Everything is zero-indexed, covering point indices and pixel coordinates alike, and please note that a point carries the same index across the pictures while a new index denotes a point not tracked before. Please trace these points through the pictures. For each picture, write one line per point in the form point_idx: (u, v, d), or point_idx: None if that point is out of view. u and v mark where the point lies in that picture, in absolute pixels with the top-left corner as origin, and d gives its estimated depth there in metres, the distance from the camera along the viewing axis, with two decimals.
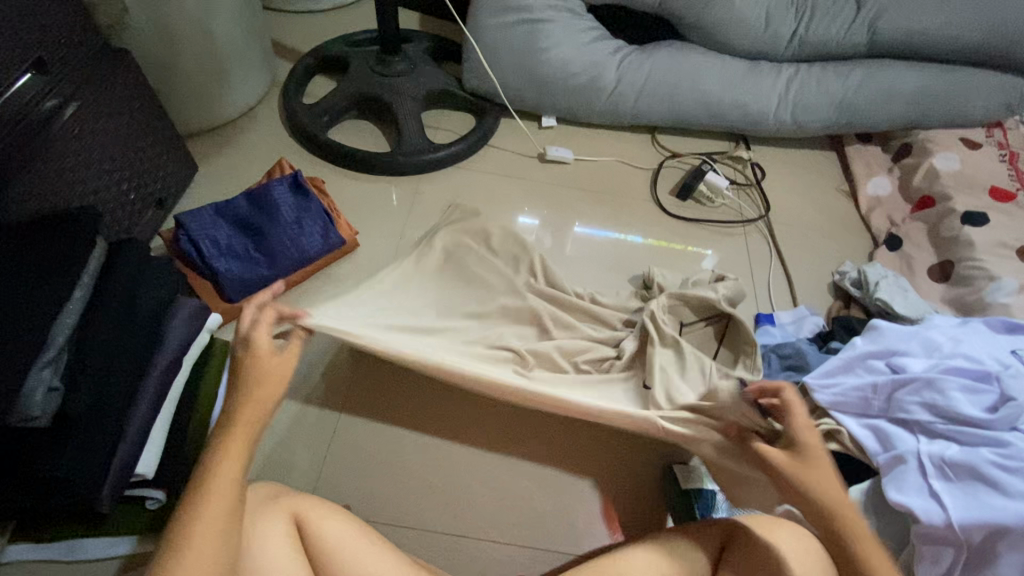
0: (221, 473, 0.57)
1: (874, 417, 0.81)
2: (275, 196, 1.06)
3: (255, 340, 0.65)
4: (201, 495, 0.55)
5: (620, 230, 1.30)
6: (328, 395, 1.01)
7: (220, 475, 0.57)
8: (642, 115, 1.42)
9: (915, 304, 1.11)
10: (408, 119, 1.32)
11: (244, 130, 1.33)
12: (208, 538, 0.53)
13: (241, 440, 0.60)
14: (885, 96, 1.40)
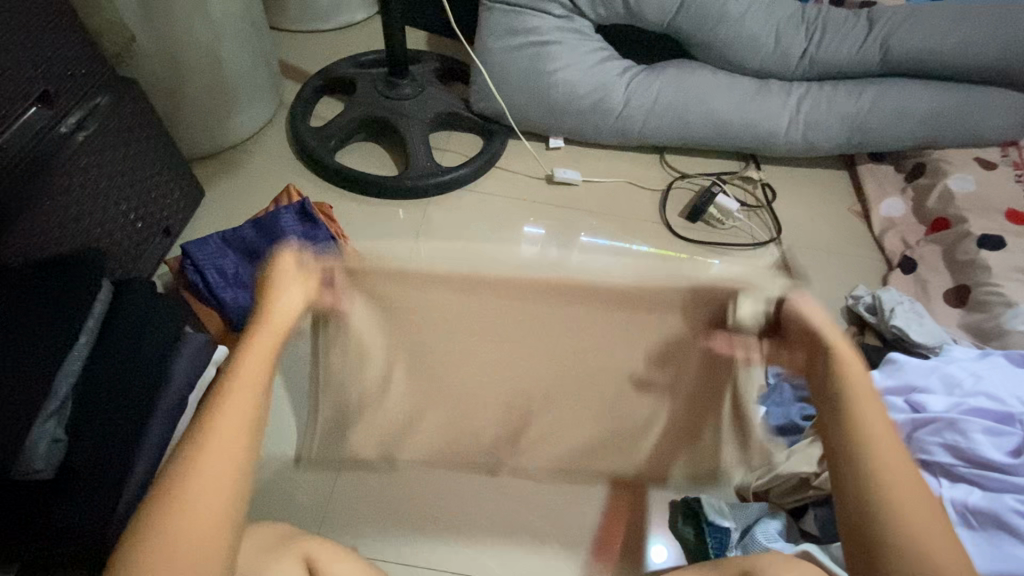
0: (216, 426, 0.51)
1: None
2: (282, 224, 1.05)
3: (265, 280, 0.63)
4: (197, 446, 0.50)
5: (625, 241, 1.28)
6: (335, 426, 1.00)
7: (215, 428, 0.51)
8: (651, 136, 1.41)
9: (931, 331, 1.09)
10: (415, 141, 1.32)
11: (251, 153, 1.33)
12: (208, 495, 0.49)
13: (242, 385, 0.54)
14: (899, 116, 1.38)
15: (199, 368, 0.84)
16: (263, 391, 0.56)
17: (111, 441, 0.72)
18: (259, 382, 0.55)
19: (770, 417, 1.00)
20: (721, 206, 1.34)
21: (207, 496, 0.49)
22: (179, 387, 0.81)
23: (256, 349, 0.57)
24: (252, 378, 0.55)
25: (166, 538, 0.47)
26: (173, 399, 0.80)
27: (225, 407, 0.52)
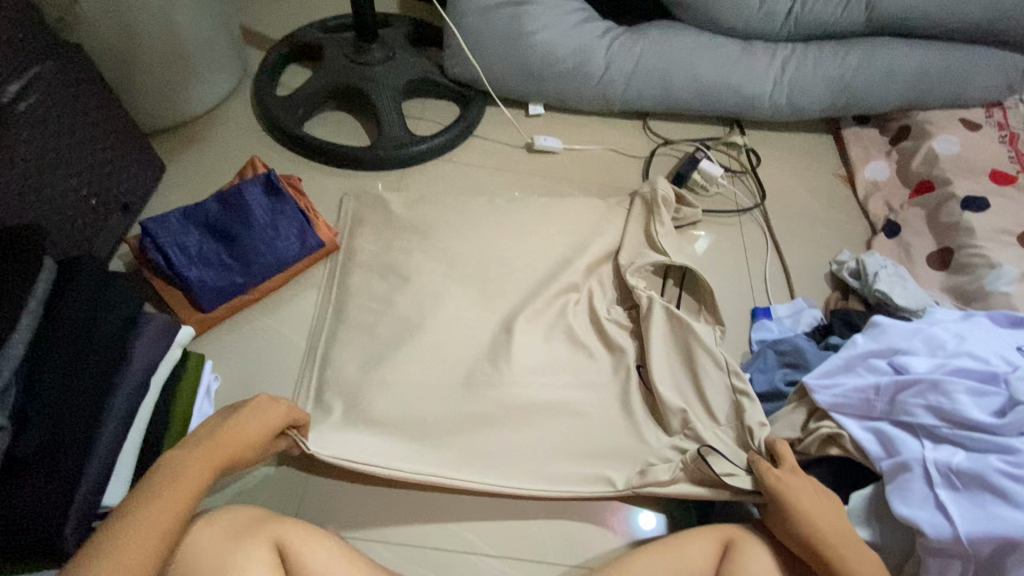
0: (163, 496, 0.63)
1: (877, 420, 0.79)
2: (247, 198, 1.00)
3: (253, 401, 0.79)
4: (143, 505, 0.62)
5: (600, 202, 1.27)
6: None
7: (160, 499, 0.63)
8: (633, 102, 1.37)
9: (914, 294, 1.09)
10: (389, 110, 1.26)
11: (213, 126, 1.26)
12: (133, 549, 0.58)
13: (201, 464, 0.68)
14: (885, 76, 1.35)
15: (161, 352, 0.81)
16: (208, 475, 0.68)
17: (66, 427, 0.68)
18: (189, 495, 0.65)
19: (754, 383, 0.98)
20: (705, 172, 1.30)
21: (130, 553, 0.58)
22: (140, 367, 0.78)
23: (196, 466, 0.67)
24: (208, 462, 0.69)
25: None
26: (132, 382, 0.77)
27: (152, 510, 0.61)
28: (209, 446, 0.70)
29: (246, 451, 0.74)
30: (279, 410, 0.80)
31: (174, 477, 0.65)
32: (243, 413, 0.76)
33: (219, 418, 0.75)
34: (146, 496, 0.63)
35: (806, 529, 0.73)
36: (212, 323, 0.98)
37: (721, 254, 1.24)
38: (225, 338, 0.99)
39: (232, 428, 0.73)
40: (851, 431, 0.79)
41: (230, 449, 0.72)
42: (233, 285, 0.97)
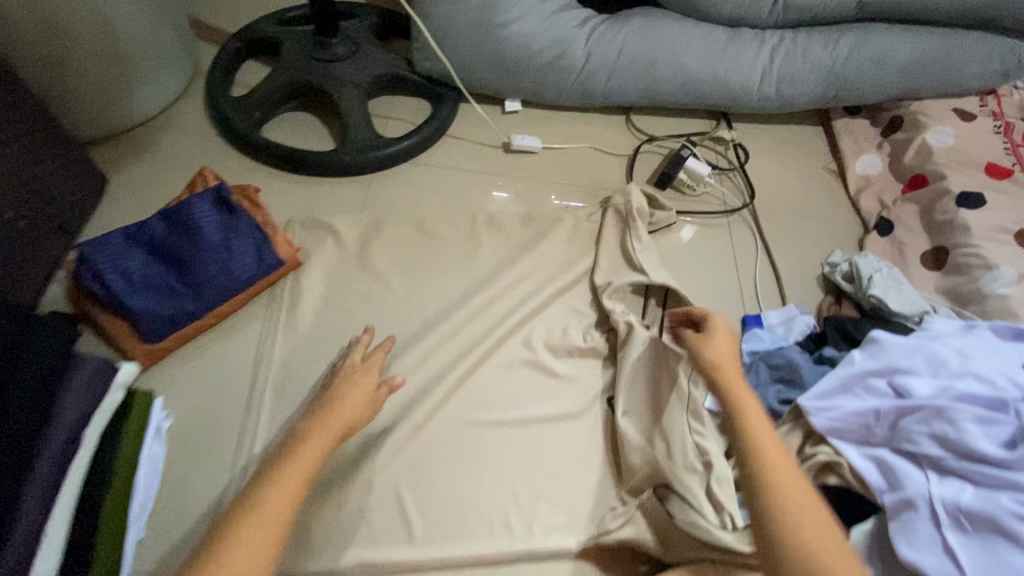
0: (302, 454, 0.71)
1: (876, 447, 0.75)
2: (195, 215, 0.91)
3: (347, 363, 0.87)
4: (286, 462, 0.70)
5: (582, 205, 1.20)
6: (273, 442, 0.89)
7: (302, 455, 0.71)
8: (614, 96, 1.29)
9: (910, 298, 1.04)
10: (354, 110, 1.17)
11: (161, 132, 1.17)
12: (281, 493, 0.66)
13: (325, 432, 0.75)
14: (878, 65, 1.29)
15: (92, 402, 0.74)
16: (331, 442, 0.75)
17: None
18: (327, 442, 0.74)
19: None
20: (691, 171, 1.24)
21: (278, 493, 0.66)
22: (71, 421, 0.71)
23: (316, 433, 0.75)
24: (332, 430, 0.76)
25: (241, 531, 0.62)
26: (59, 442, 0.69)
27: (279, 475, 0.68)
28: (322, 416, 0.78)
29: (357, 413, 0.80)
30: (366, 378, 0.85)
31: (304, 440, 0.73)
32: (340, 387, 0.83)
33: (325, 394, 0.83)
34: (276, 464, 0.70)
35: (714, 369, 0.80)
36: (160, 354, 0.89)
37: (710, 258, 1.18)
38: (177, 369, 0.90)
39: (336, 398, 0.81)
40: (851, 459, 0.74)
41: (346, 421, 0.78)
42: (182, 311, 0.88)
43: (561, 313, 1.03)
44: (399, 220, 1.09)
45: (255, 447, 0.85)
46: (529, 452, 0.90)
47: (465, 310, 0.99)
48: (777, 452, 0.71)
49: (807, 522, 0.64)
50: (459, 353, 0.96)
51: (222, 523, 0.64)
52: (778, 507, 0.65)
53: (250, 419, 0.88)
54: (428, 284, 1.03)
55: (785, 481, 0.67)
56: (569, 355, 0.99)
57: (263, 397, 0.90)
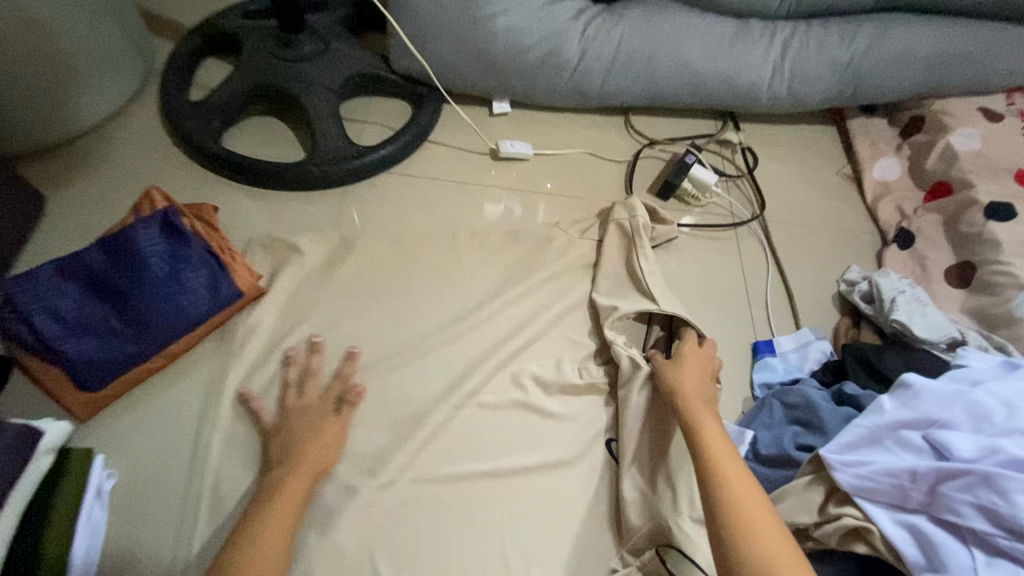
0: (284, 492, 0.70)
1: (911, 512, 0.66)
2: (140, 243, 0.80)
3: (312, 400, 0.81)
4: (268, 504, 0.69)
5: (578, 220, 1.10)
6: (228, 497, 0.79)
7: (284, 493, 0.70)
8: (612, 96, 1.18)
9: (936, 324, 0.95)
10: (324, 117, 1.06)
11: (111, 141, 1.06)
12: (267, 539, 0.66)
13: (306, 463, 0.74)
14: (898, 60, 1.18)
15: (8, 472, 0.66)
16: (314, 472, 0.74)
17: None
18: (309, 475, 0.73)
19: (760, 443, 0.84)
20: (696, 180, 1.13)
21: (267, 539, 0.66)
22: None
23: (292, 483, 0.71)
24: (312, 461, 0.74)
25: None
26: None
27: (263, 539, 0.65)
28: (295, 461, 0.74)
29: (329, 453, 0.76)
30: (326, 411, 0.80)
31: (286, 476, 0.72)
32: (302, 421, 0.79)
33: (282, 428, 0.78)
34: (254, 528, 0.66)
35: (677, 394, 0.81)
36: (103, 402, 0.80)
37: (717, 277, 1.08)
38: (124, 418, 0.81)
39: (305, 439, 0.76)
40: (882, 526, 0.66)
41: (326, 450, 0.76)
42: (124, 355, 0.79)
43: (554, 343, 0.94)
44: (373, 240, 0.98)
45: (210, 509, 0.76)
46: (519, 506, 0.81)
47: (447, 343, 0.89)
48: (736, 471, 0.71)
49: (765, 540, 0.64)
50: (441, 394, 0.86)
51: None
52: (736, 527, 0.65)
53: (203, 475, 0.78)
54: (406, 313, 0.92)
55: (743, 499, 0.67)
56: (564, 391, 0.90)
57: (217, 449, 0.79)
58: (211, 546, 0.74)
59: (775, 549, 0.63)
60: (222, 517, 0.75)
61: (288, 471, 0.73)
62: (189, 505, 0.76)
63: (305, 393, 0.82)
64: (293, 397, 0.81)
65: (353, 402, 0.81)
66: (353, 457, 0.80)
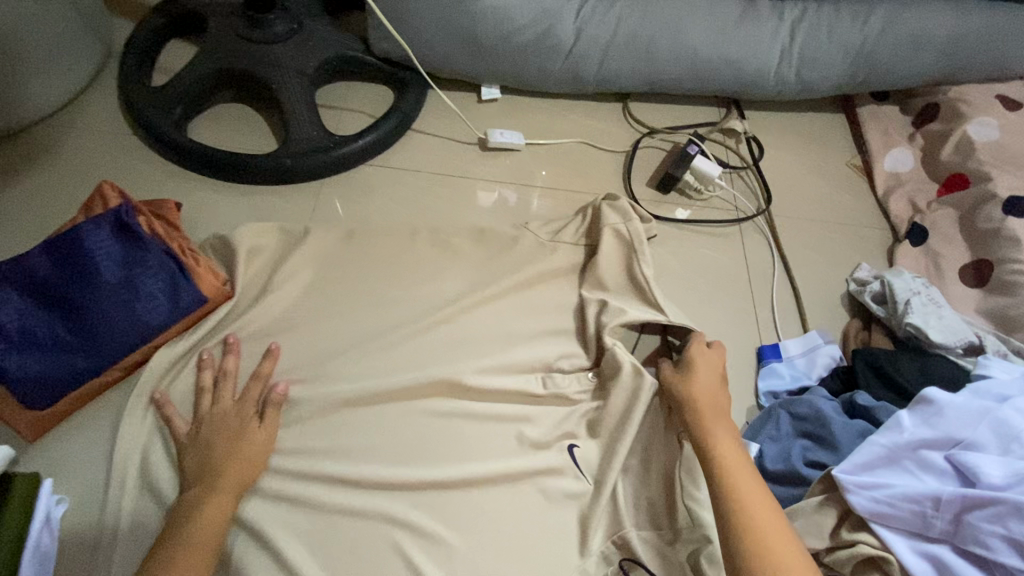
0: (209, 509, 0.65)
1: (931, 541, 0.62)
2: (90, 246, 0.75)
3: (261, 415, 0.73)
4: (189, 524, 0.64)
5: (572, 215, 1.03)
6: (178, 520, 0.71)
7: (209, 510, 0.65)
8: (608, 81, 1.10)
9: (952, 327, 0.89)
10: (296, 103, 0.98)
11: (67, 131, 0.98)
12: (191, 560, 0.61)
13: (235, 473, 0.68)
14: (914, 43, 1.10)
15: None
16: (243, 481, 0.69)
17: None
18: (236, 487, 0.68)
19: (766, 456, 0.78)
20: (698, 172, 1.06)
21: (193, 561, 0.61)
22: None
23: (209, 506, 0.65)
24: (239, 469, 0.69)
25: None
26: None
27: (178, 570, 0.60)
28: (215, 480, 0.67)
29: (255, 471, 0.70)
30: (248, 416, 0.73)
31: (211, 493, 0.67)
32: (219, 429, 0.72)
33: (194, 443, 0.71)
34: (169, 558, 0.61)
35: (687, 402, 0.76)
36: (52, 421, 0.74)
37: (720, 276, 1.02)
38: (78, 432, 0.75)
39: (224, 455, 0.69)
40: (901, 556, 0.61)
41: (251, 459, 0.70)
42: (75, 369, 0.73)
43: (548, 348, 0.85)
44: (349, 238, 0.90)
45: (164, 533, 0.69)
46: (507, 529, 0.72)
47: (430, 351, 0.82)
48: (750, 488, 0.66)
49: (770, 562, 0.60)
50: (422, 404, 0.78)
51: None
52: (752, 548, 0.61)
53: (158, 497, 0.71)
54: (383, 316, 0.84)
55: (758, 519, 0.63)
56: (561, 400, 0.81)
57: (175, 469, 0.72)
58: None
59: (797, 574, 0.59)
60: None
61: (211, 484, 0.67)
62: (138, 529, 0.69)
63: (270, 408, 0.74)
64: (210, 403, 0.74)
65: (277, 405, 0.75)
66: (321, 476, 0.72)
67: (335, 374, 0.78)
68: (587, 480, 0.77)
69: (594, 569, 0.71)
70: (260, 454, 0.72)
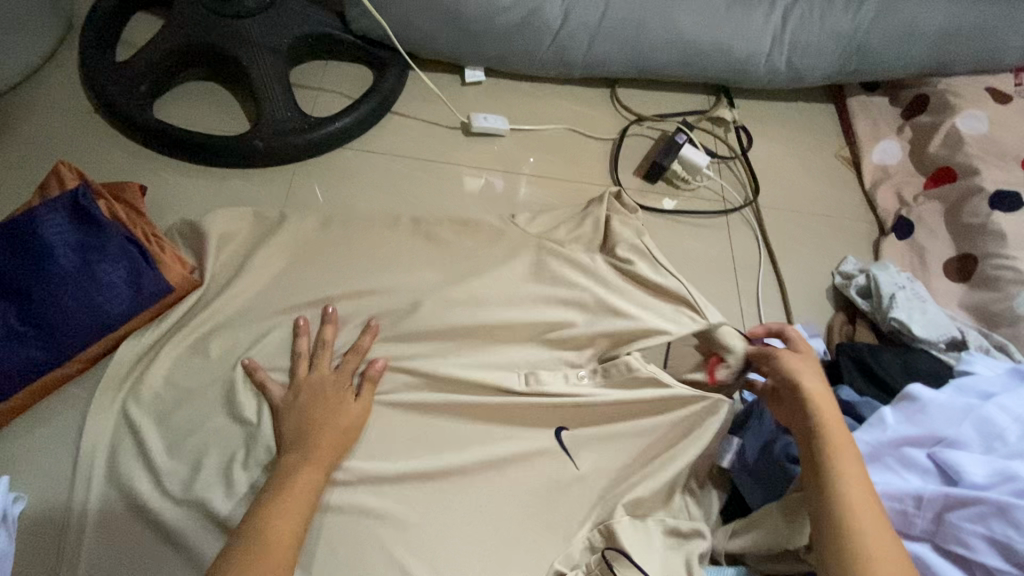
0: (303, 477, 0.64)
1: (912, 539, 0.61)
2: (46, 232, 0.71)
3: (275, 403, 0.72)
4: (285, 489, 0.62)
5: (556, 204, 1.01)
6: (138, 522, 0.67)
7: (303, 478, 0.64)
8: (596, 66, 1.07)
9: (936, 322, 0.89)
10: (270, 82, 0.94)
11: (24, 107, 0.93)
12: (287, 524, 0.60)
13: (327, 447, 0.67)
14: (907, 31, 1.08)
15: None
16: (335, 456, 0.68)
17: None
18: (329, 460, 0.67)
19: (747, 451, 0.78)
20: (686, 161, 1.04)
21: (283, 523, 0.59)
22: None
23: (304, 473, 0.64)
24: (331, 444, 0.68)
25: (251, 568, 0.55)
26: None
27: (266, 537, 0.58)
28: (310, 447, 0.66)
29: (345, 442, 0.69)
30: (346, 391, 0.73)
31: (301, 465, 0.65)
32: (315, 396, 0.72)
33: (291, 407, 0.71)
34: (262, 516, 0.60)
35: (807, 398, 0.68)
36: (6, 417, 0.70)
37: (706, 268, 1.00)
38: (34, 428, 0.71)
39: (319, 421, 0.69)
40: None
41: (341, 434, 0.69)
42: (31, 362, 0.69)
43: (533, 339, 0.82)
44: (325, 224, 0.87)
45: (128, 532, 0.66)
46: (485, 523, 0.70)
47: (408, 343, 0.79)
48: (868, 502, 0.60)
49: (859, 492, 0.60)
50: (401, 398, 0.76)
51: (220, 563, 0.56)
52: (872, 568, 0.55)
53: (121, 494, 0.67)
54: (360, 306, 0.81)
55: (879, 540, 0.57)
56: (548, 394, 0.78)
57: (139, 465, 0.69)
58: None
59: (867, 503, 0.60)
60: (141, 540, 0.65)
61: (307, 455, 0.66)
62: (93, 529, 0.65)
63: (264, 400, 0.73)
64: (305, 371, 0.74)
65: (375, 380, 0.75)
66: None
67: (306, 366, 0.75)
68: (575, 465, 0.76)
69: (579, 554, 0.72)
70: (349, 430, 0.70)
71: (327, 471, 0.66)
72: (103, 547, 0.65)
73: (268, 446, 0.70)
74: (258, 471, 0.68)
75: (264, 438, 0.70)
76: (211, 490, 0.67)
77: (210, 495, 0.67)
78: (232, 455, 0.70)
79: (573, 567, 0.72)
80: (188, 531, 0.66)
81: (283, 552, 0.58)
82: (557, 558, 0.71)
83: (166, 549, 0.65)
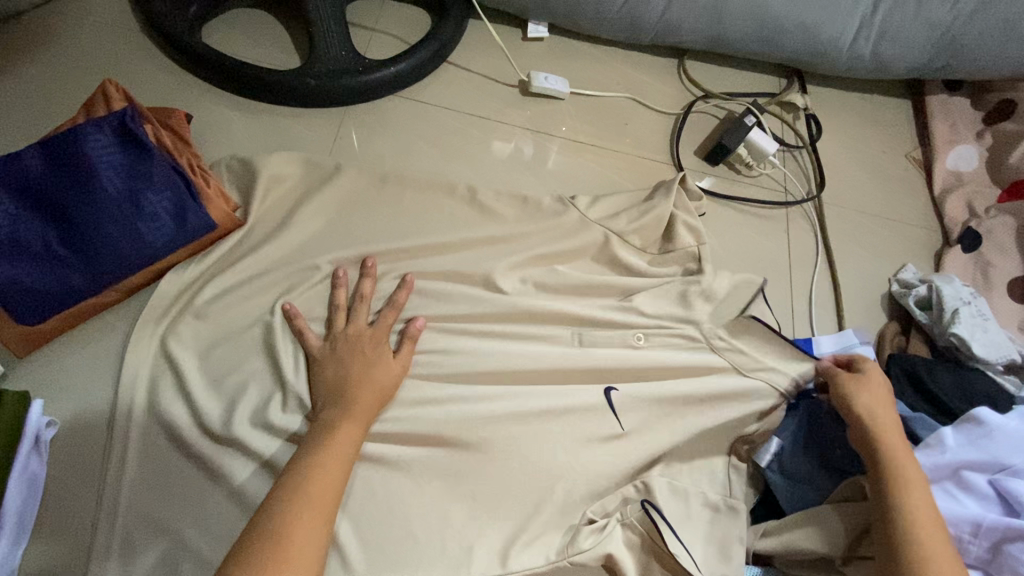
0: (342, 436, 0.62)
1: (964, 565, 0.60)
2: (90, 148, 0.68)
3: (311, 350, 0.70)
4: (323, 446, 0.61)
5: (609, 178, 0.96)
6: (174, 457, 0.66)
7: (342, 437, 0.62)
8: (666, 34, 1.00)
9: (996, 342, 0.84)
10: (323, 15, 0.88)
11: (70, 18, 0.89)
12: (326, 481, 0.58)
13: (364, 408, 0.65)
14: (1011, 28, 0.99)
15: None
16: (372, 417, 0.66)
17: None
18: (367, 421, 0.64)
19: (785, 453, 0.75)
20: (751, 144, 0.99)
21: (321, 481, 0.58)
22: None
23: (344, 428, 0.62)
24: (368, 404, 0.65)
25: (291, 524, 0.55)
26: None
27: (305, 492, 0.57)
28: (348, 404, 0.65)
29: (382, 402, 0.67)
30: (383, 347, 0.70)
31: (339, 423, 0.63)
32: (353, 350, 0.69)
33: (328, 358, 0.69)
34: (306, 470, 0.59)
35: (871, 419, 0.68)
36: (40, 339, 0.69)
37: (760, 261, 0.96)
38: (70, 353, 0.70)
39: (356, 379, 0.67)
40: None
41: (379, 394, 0.67)
42: (69, 286, 0.67)
43: (580, 310, 0.79)
44: (372, 172, 0.82)
45: (166, 464, 0.66)
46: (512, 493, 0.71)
47: (448, 307, 0.76)
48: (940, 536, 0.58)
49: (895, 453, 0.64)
50: (437, 362, 0.73)
51: (260, 514, 0.56)
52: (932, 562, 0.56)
53: (161, 427, 0.67)
54: (404, 263, 0.78)
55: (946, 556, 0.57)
56: (594, 362, 0.76)
57: (180, 400, 0.68)
58: (171, 505, 0.64)
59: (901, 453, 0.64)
60: (181, 474, 0.66)
61: (345, 413, 0.64)
62: (126, 460, 0.65)
63: (298, 350, 0.71)
64: (344, 323, 0.72)
65: (414, 339, 0.72)
66: None
67: (343, 318, 0.73)
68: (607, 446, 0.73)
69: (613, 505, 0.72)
70: (387, 390, 0.68)
71: (364, 430, 0.64)
72: (142, 473, 0.65)
73: (299, 399, 0.68)
74: (296, 417, 0.67)
75: (296, 390, 0.68)
76: (250, 433, 0.66)
77: (249, 438, 0.66)
78: (269, 400, 0.68)
79: (606, 515, 0.71)
80: (230, 468, 0.65)
81: (323, 510, 0.57)
82: (590, 506, 0.72)
83: (206, 482, 0.65)
